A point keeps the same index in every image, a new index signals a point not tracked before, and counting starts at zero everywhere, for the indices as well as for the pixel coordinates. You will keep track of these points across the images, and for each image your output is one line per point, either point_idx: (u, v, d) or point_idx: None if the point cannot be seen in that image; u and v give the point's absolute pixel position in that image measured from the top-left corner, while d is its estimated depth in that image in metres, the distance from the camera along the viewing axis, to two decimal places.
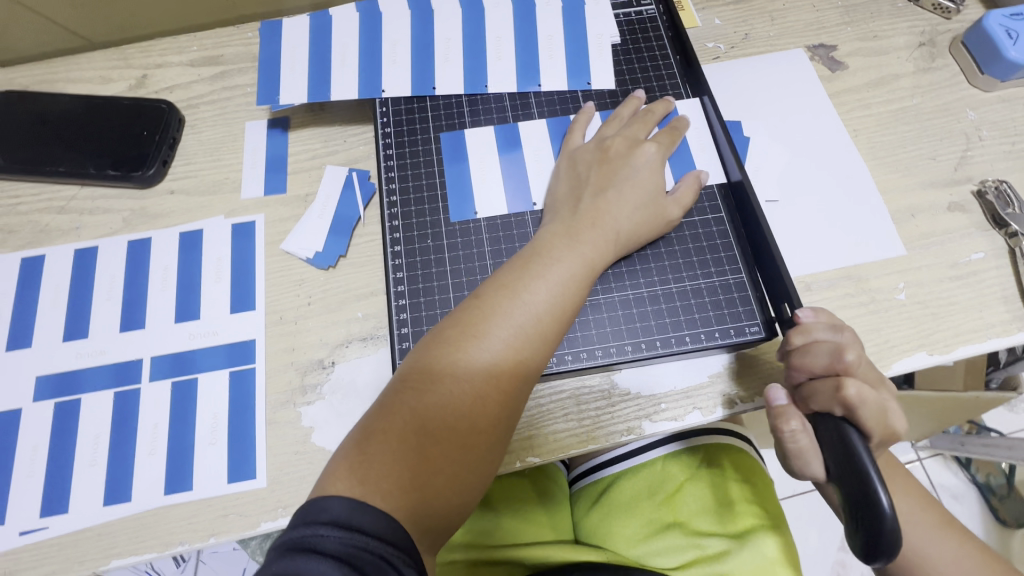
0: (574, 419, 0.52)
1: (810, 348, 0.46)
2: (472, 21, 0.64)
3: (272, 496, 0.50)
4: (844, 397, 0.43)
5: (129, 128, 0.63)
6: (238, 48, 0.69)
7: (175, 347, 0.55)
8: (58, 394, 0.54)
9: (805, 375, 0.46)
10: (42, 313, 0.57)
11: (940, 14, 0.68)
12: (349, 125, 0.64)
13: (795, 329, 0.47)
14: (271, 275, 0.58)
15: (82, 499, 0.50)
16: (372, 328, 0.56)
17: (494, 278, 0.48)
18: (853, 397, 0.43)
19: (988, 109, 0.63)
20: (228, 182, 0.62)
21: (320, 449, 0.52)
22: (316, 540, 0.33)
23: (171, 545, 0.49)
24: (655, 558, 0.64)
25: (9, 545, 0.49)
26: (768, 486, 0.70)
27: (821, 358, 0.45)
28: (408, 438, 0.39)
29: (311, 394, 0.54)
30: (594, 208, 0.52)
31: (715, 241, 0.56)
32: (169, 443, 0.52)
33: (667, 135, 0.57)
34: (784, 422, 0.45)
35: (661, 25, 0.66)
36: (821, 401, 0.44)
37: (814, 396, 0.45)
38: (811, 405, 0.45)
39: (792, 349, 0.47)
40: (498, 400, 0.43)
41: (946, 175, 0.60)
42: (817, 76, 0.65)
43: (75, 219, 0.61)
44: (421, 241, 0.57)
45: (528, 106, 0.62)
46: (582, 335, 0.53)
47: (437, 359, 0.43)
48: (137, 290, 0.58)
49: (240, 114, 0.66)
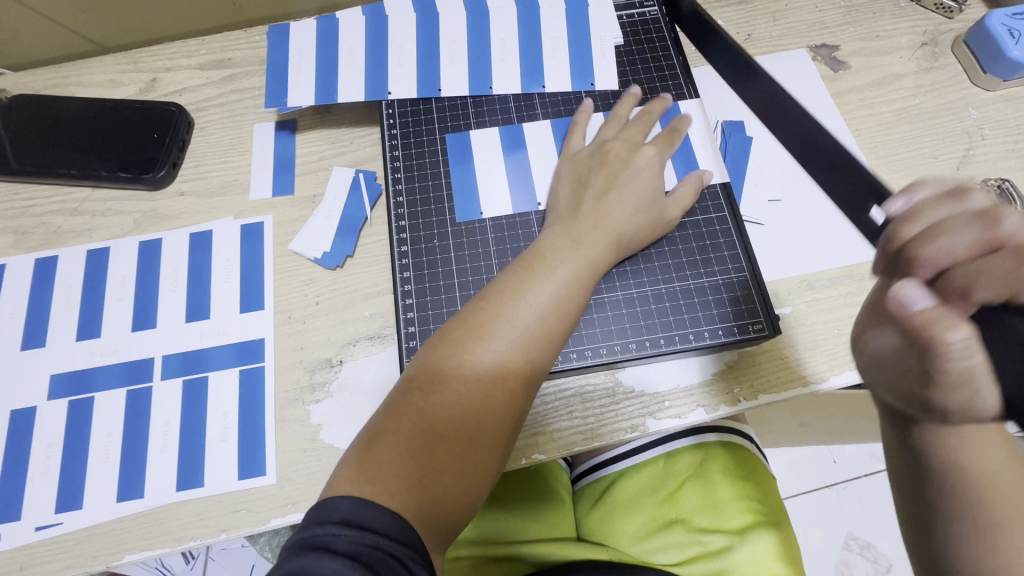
0: (578, 416, 0.53)
1: (941, 228, 0.34)
2: (476, 23, 0.64)
3: (281, 493, 0.51)
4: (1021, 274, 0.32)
5: (140, 131, 0.64)
6: (246, 51, 0.70)
7: (186, 346, 0.56)
8: (72, 392, 0.55)
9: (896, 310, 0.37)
10: (56, 313, 0.58)
11: (942, 13, 0.68)
12: (355, 127, 0.65)
13: (902, 217, 0.36)
14: (280, 275, 0.59)
15: (96, 495, 0.51)
16: (379, 327, 0.57)
17: (498, 281, 0.49)
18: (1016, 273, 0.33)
19: (991, 108, 0.63)
20: (237, 184, 0.63)
21: (328, 447, 0.52)
22: (327, 539, 0.33)
23: (183, 541, 0.50)
24: (657, 554, 0.65)
25: (25, 540, 0.50)
26: (768, 481, 0.71)
27: (965, 235, 0.33)
28: (415, 438, 0.40)
29: (320, 392, 0.54)
30: (595, 210, 0.52)
31: (718, 240, 0.56)
32: (181, 440, 0.53)
33: (665, 137, 0.58)
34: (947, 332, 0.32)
35: (663, 27, 0.67)
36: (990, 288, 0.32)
37: (981, 280, 0.32)
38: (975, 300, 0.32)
39: (910, 243, 0.35)
40: (503, 400, 0.43)
41: (949, 174, 0.60)
42: (820, 75, 0.66)
43: (87, 221, 0.62)
44: (428, 241, 0.58)
45: (533, 107, 0.63)
46: (587, 333, 0.53)
47: (443, 361, 0.44)
48: (148, 290, 0.59)
49: (248, 117, 0.66)
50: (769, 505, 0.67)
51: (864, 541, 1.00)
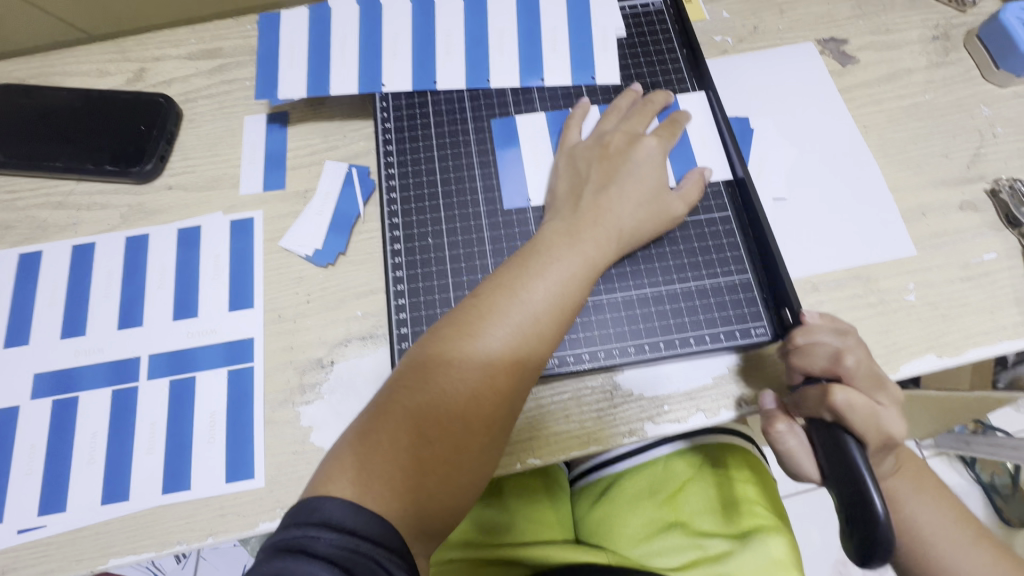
0: (575, 420, 0.51)
1: (811, 349, 0.47)
2: (474, 14, 0.62)
3: (270, 497, 0.50)
4: (832, 405, 0.44)
5: (127, 121, 0.62)
6: (237, 41, 0.68)
7: (173, 344, 0.55)
8: (55, 392, 0.53)
9: (802, 374, 0.47)
10: (39, 311, 0.56)
11: (955, 6, 0.66)
12: (349, 120, 0.63)
13: (799, 328, 0.48)
14: (270, 273, 0.57)
15: (80, 497, 0.50)
16: (371, 327, 0.55)
17: (491, 277, 0.47)
18: (841, 405, 0.43)
19: (1004, 105, 0.61)
20: (226, 178, 0.61)
21: (318, 450, 0.51)
22: (308, 541, 0.33)
23: (169, 545, 0.49)
24: (657, 558, 0.63)
25: (8, 543, 0.49)
26: (773, 489, 0.69)
27: (820, 360, 0.46)
28: (402, 437, 0.39)
29: (310, 393, 0.53)
30: (595, 206, 0.51)
31: (721, 240, 0.55)
32: (167, 442, 0.52)
33: (667, 129, 0.56)
34: (773, 424, 0.48)
35: (667, 18, 0.65)
36: (810, 405, 0.46)
37: (805, 402, 0.46)
38: (799, 411, 0.47)
39: (792, 349, 0.48)
40: (493, 400, 0.42)
41: (958, 173, 0.59)
42: (827, 71, 0.64)
43: (73, 215, 0.60)
44: (421, 240, 0.56)
45: (531, 101, 0.61)
46: (584, 335, 0.52)
47: (432, 356, 0.42)
48: (135, 288, 0.57)
49: (238, 108, 0.65)
50: (771, 511, 0.65)
51: None
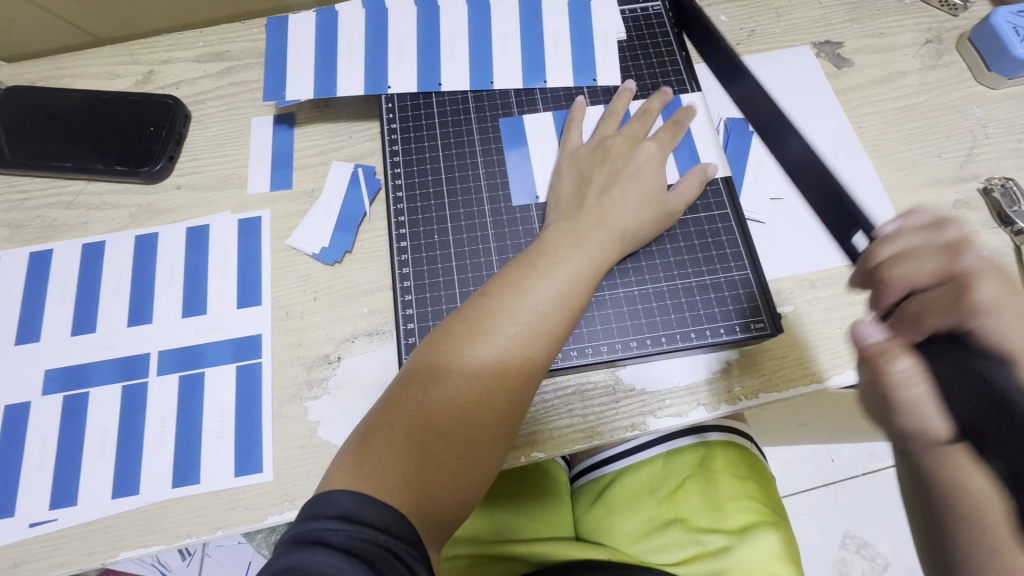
0: (578, 414, 0.52)
1: (910, 255, 0.40)
2: (477, 16, 0.64)
3: (279, 490, 0.50)
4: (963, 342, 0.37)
5: (136, 122, 0.63)
6: (244, 44, 0.69)
7: (182, 340, 0.56)
8: (66, 388, 0.54)
9: (905, 287, 0.39)
10: (50, 308, 0.57)
11: (947, 10, 0.67)
12: (354, 122, 0.64)
13: (884, 239, 0.42)
14: (277, 271, 0.58)
15: (90, 491, 0.51)
16: (377, 324, 0.56)
17: (502, 274, 0.48)
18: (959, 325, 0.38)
19: (995, 107, 0.63)
20: (234, 178, 0.62)
21: (326, 444, 0.52)
22: (325, 533, 0.34)
23: (179, 537, 0.49)
24: (656, 554, 0.65)
25: (19, 536, 0.50)
26: (768, 481, 0.71)
27: (928, 263, 0.39)
28: (416, 432, 0.40)
29: (318, 389, 0.54)
30: (600, 206, 0.52)
31: (721, 237, 0.56)
32: (177, 436, 0.53)
33: (669, 131, 0.57)
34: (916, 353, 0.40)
35: (666, 22, 0.66)
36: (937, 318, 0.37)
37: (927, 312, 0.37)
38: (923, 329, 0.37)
39: (884, 262, 0.41)
40: (504, 395, 0.43)
41: (951, 172, 0.60)
42: (823, 72, 0.65)
43: (83, 214, 0.61)
44: (427, 237, 0.57)
45: (533, 102, 0.62)
46: (587, 331, 0.53)
47: (445, 352, 0.43)
48: (145, 285, 0.58)
49: (246, 110, 0.66)
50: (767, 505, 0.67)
51: (861, 540, 1.00)
